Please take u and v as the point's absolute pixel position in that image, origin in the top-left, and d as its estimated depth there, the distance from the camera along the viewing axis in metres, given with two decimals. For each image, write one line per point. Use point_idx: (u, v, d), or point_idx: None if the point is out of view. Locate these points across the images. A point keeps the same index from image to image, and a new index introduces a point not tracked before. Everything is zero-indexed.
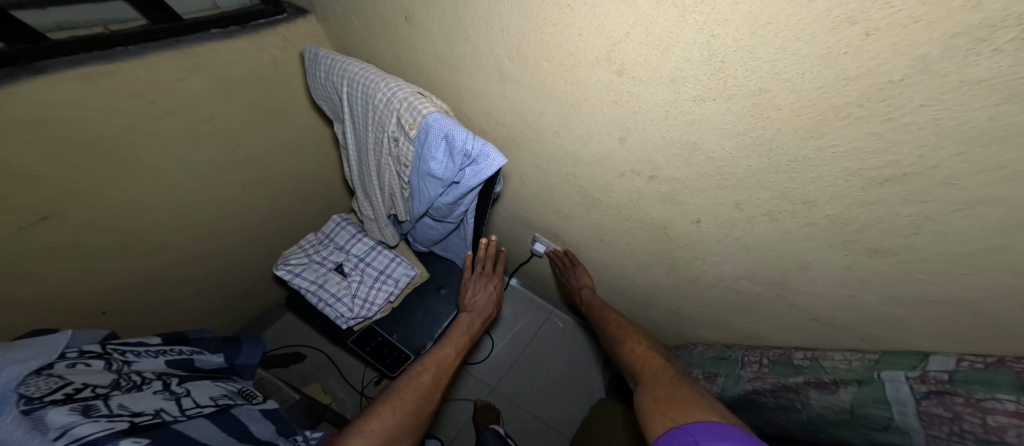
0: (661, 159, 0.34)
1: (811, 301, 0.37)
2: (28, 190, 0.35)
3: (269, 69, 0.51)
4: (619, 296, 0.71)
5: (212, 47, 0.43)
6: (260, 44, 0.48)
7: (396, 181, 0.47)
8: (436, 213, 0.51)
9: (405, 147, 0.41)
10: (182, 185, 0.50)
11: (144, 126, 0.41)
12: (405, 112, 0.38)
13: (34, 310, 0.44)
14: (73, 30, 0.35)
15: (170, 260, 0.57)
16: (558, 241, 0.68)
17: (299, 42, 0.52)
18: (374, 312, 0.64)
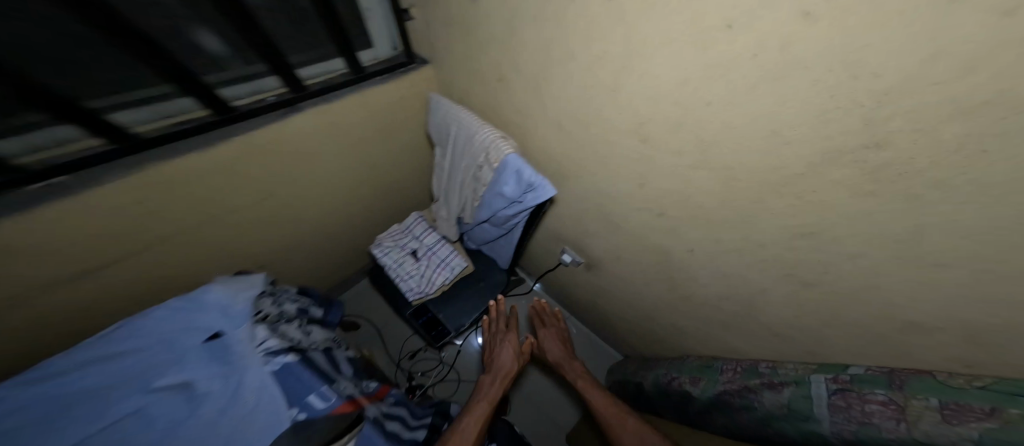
0: (668, 203, 0.49)
1: (773, 320, 0.50)
2: (261, 167, 0.60)
3: (396, 101, 0.72)
4: (628, 307, 0.84)
5: (373, 89, 0.66)
6: (396, 85, 0.69)
7: (473, 193, 0.65)
8: (494, 221, 0.68)
9: (487, 173, 0.59)
10: (325, 174, 0.72)
11: (324, 132, 0.64)
12: (493, 151, 0.56)
13: (233, 242, 0.67)
14: (317, 77, 0.63)
15: (301, 225, 0.79)
16: (584, 255, 0.83)
17: (418, 84, 0.73)
18: (432, 291, 0.83)
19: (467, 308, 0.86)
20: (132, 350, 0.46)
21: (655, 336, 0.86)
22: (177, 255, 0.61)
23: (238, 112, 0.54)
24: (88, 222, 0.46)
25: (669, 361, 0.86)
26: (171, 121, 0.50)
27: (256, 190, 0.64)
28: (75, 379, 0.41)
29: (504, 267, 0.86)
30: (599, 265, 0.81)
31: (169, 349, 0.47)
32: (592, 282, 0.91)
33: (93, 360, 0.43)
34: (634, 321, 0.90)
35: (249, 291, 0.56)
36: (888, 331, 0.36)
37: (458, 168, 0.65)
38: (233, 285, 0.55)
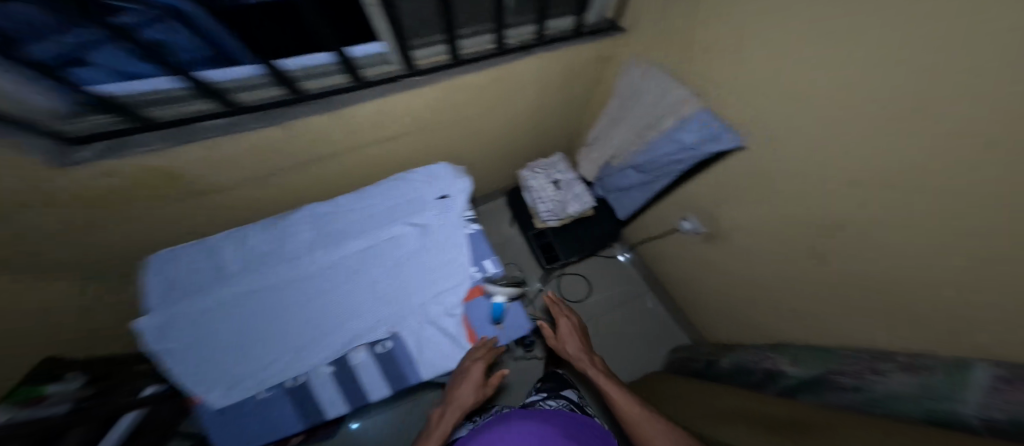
0: (834, 194, 0.54)
1: (909, 327, 0.52)
2: (479, 101, 0.81)
3: (587, 58, 0.82)
4: (743, 286, 0.91)
5: (572, 49, 0.76)
6: (595, 43, 0.78)
7: (636, 140, 0.71)
8: (647, 167, 0.71)
9: (664, 123, 0.61)
10: (511, 112, 0.92)
11: (526, 81, 0.81)
12: (683, 103, 0.59)
13: (447, 145, 0.94)
14: (552, 29, 0.75)
15: (489, 147, 1.04)
16: (709, 227, 0.91)
17: (612, 42, 0.81)
18: (560, 219, 0.98)
19: (578, 243, 1.03)
20: (403, 197, 0.77)
21: (757, 318, 0.92)
22: (430, 138, 0.88)
23: (512, 51, 0.72)
24: (397, 108, 0.72)
25: (762, 345, 0.92)
26: (477, 50, 0.70)
27: (483, 111, 0.86)
28: (348, 209, 0.75)
29: (623, 217, 0.95)
30: (724, 239, 0.88)
31: (419, 201, 0.77)
32: (708, 256, 0.99)
33: (365, 202, 0.76)
34: (738, 300, 0.96)
35: (468, 184, 0.79)
36: (999, 361, 0.39)
37: (630, 117, 0.72)
38: (451, 169, 0.82)
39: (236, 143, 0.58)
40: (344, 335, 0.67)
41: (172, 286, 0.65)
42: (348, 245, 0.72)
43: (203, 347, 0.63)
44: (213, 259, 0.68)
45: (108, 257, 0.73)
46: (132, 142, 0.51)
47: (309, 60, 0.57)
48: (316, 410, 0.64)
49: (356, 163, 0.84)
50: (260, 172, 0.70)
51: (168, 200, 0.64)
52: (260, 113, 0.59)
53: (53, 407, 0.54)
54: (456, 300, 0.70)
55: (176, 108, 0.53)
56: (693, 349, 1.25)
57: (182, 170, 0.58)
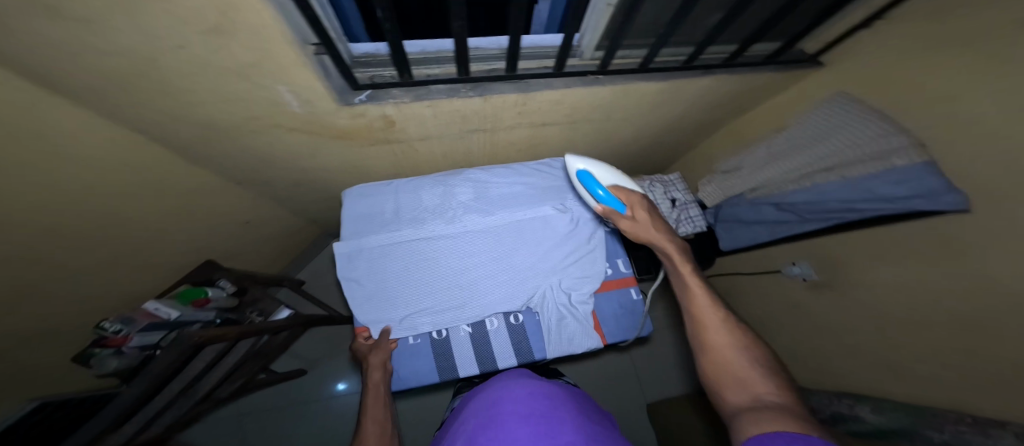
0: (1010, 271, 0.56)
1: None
2: (648, 110, 0.86)
3: (758, 85, 0.85)
4: (837, 335, 0.96)
5: (756, 75, 0.80)
6: (777, 72, 0.81)
7: (805, 177, 0.71)
8: (800, 206, 0.71)
9: (863, 168, 0.60)
10: (660, 126, 0.97)
11: (690, 103, 0.87)
12: (894, 153, 0.58)
13: (589, 143, 1.02)
14: (753, 54, 0.78)
15: (618, 153, 1.12)
16: (821, 275, 0.97)
17: (794, 71, 0.83)
18: (668, 234, 0.97)
19: (671, 262, 1.07)
20: (551, 181, 0.83)
21: (838, 368, 0.98)
22: (576, 133, 0.94)
23: (693, 70, 0.73)
24: (584, 99, 0.76)
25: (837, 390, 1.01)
26: (663, 61, 0.73)
27: (637, 120, 0.91)
28: (501, 184, 0.82)
29: (726, 248, 0.94)
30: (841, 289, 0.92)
31: (564, 188, 0.83)
32: (806, 301, 1.04)
33: (521, 181, 0.83)
34: (830, 346, 0.99)
35: (612, 184, 0.84)
36: None
37: (806, 154, 0.72)
38: (592, 167, 0.86)
39: (451, 104, 0.70)
40: (486, 302, 0.75)
41: (355, 221, 0.76)
42: (500, 217, 0.79)
43: (373, 281, 0.74)
44: (388, 203, 0.77)
45: (301, 181, 0.88)
46: (394, 92, 0.65)
47: (484, 43, 0.66)
48: (451, 365, 0.72)
49: (504, 141, 0.93)
50: (448, 131, 0.82)
51: (376, 143, 0.78)
52: (477, 83, 0.69)
53: (202, 314, 0.81)
54: (591, 289, 0.77)
55: (384, 72, 0.62)
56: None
57: (403, 120, 0.72)
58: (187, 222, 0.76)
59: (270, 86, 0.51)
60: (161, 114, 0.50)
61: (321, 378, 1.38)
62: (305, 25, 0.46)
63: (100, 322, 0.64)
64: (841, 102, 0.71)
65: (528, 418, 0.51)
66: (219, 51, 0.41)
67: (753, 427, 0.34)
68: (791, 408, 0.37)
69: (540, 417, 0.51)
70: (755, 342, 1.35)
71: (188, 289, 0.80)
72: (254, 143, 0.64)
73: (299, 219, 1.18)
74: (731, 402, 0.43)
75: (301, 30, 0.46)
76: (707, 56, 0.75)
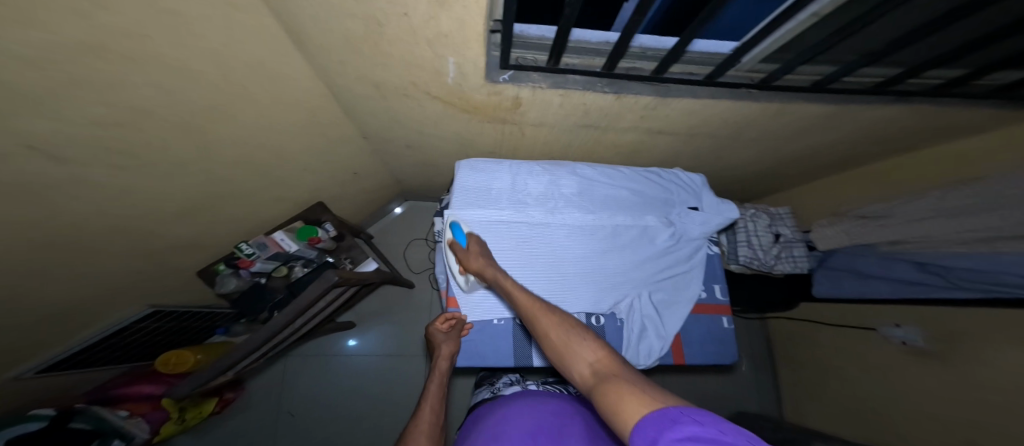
0: None
1: None
2: (777, 135, 0.80)
3: (917, 124, 0.76)
4: (932, 416, 0.88)
5: (921, 113, 0.71)
6: (951, 114, 0.71)
7: (978, 239, 0.62)
8: (966, 274, 0.65)
9: None
10: (777, 153, 0.91)
11: (825, 133, 0.79)
12: None
13: (691, 159, 0.98)
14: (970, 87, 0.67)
15: (715, 174, 1.06)
16: (934, 349, 0.88)
17: (978, 116, 0.72)
18: (759, 268, 0.92)
19: (748, 298, 1.02)
20: (657, 192, 0.84)
21: None
22: (684, 146, 0.91)
23: (881, 96, 0.65)
24: (721, 113, 0.73)
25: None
26: (847, 82, 0.65)
27: (763, 143, 0.85)
28: (606, 187, 0.84)
29: (820, 295, 0.93)
30: (960, 366, 0.83)
31: (670, 201, 0.84)
32: (902, 371, 0.96)
33: (627, 186, 0.84)
34: (917, 424, 0.91)
35: (725, 207, 0.83)
36: None
37: (980, 213, 0.62)
38: (702, 186, 0.86)
39: (582, 96, 0.71)
40: (574, 297, 0.79)
41: (465, 193, 0.81)
42: (601, 217, 0.82)
43: None
44: (496, 182, 0.82)
45: (410, 145, 0.94)
46: (534, 76, 0.66)
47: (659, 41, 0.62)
48: (528, 354, 0.82)
49: (609, 141, 0.91)
50: (562, 121, 0.82)
51: (493, 121, 0.81)
52: (614, 79, 0.68)
53: (308, 253, 0.95)
54: (683, 310, 0.78)
55: (538, 57, 0.63)
56: (769, 422, 1.23)
57: (529, 105, 0.74)
58: (320, 165, 0.84)
59: (443, 57, 0.54)
60: (350, 68, 0.55)
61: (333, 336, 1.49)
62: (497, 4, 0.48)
63: (242, 243, 0.80)
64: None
65: (532, 435, 0.58)
66: (428, 21, 0.45)
67: (618, 403, 0.37)
68: (612, 367, 0.45)
69: (543, 436, 0.58)
70: (808, 398, 1.27)
71: (303, 227, 0.93)
72: (398, 105, 0.70)
73: (390, 177, 1.27)
74: (580, 377, 0.48)
75: (494, 7, 0.47)
76: (910, 83, 0.65)
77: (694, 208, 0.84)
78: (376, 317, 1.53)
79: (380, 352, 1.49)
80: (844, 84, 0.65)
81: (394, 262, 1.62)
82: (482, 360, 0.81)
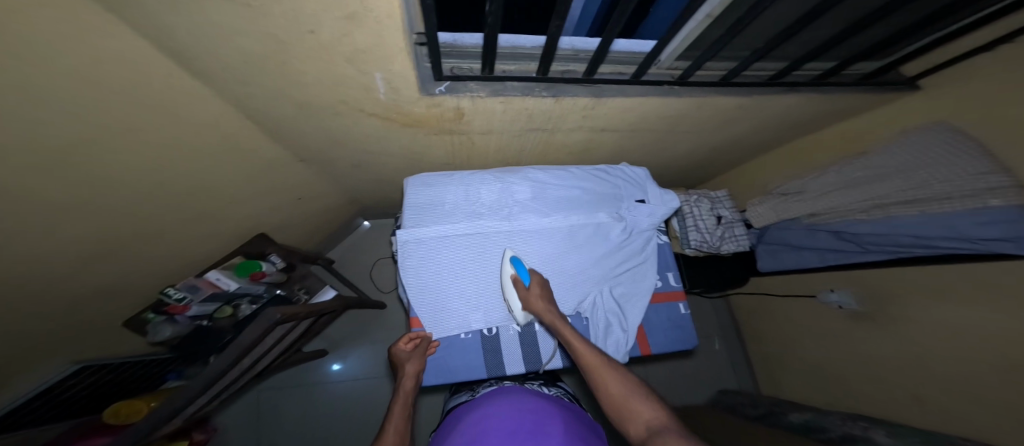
0: None
1: None
2: (708, 125, 0.87)
3: (820, 108, 0.85)
4: (872, 366, 0.98)
5: (820, 99, 0.80)
6: (843, 98, 0.81)
7: (878, 207, 0.72)
8: (867, 238, 0.74)
9: (949, 206, 0.62)
10: (711, 141, 0.98)
11: (747, 121, 0.87)
12: (988, 193, 0.58)
13: (638, 153, 1.03)
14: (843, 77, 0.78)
15: (662, 165, 1.12)
16: (862, 305, 1.00)
17: (864, 96, 0.82)
18: (709, 250, 0.98)
19: (706, 280, 1.08)
20: (607, 189, 0.88)
21: (877, 396, 0.98)
22: (631, 141, 0.94)
23: (779, 86, 0.73)
24: (655, 109, 0.77)
25: (855, 415, 0.96)
26: (747, 75, 0.72)
27: (698, 133, 0.91)
28: (558, 190, 0.87)
29: (762, 270, 0.98)
30: (886, 317, 0.93)
31: (620, 196, 0.88)
32: (840, 328, 1.07)
33: (578, 186, 0.87)
34: (860, 377, 1.02)
35: (668, 197, 0.89)
36: None
37: (878, 185, 0.73)
38: (646, 178, 0.91)
39: (523, 101, 0.70)
40: None
41: (416, 210, 0.84)
42: (555, 219, 0.84)
43: (428, 272, 0.82)
44: (448, 196, 0.85)
45: (358, 163, 0.90)
46: (471, 85, 0.64)
47: (580, 43, 0.65)
48: (499, 363, 0.83)
49: (558, 142, 0.93)
50: (509, 127, 0.82)
51: (439, 132, 0.79)
52: (551, 83, 0.69)
53: (253, 288, 0.90)
54: (644, 302, 0.81)
55: (470, 66, 0.63)
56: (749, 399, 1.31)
57: (473, 114, 0.73)
58: (254, 191, 0.78)
59: (368, 72, 0.51)
60: (264, 86, 0.51)
61: (306, 368, 1.38)
62: (412, 15, 0.46)
63: (169, 288, 0.72)
64: (937, 141, 0.71)
65: (513, 435, 0.57)
66: (341, 37, 0.42)
67: None
68: (670, 428, 0.52)
69: (525, 435, 0.57)
70: (772, 364, 1.38)
71: (243, 261, 0.87)
72: (333, 124, 0.67)
73: (341, 196, 1.20)
74: (635, 432, 0.55)
75: (410, 18, 0.46)
76: (798, 74, 0.75)
77: (641, 201, 0.88)
78: (349, 341, 1.45)
79: (358, 375, 1.40)
80: (747, 77, 0.73)
81: (362, 285, 1.55)
82: (454, 376, 0.79)
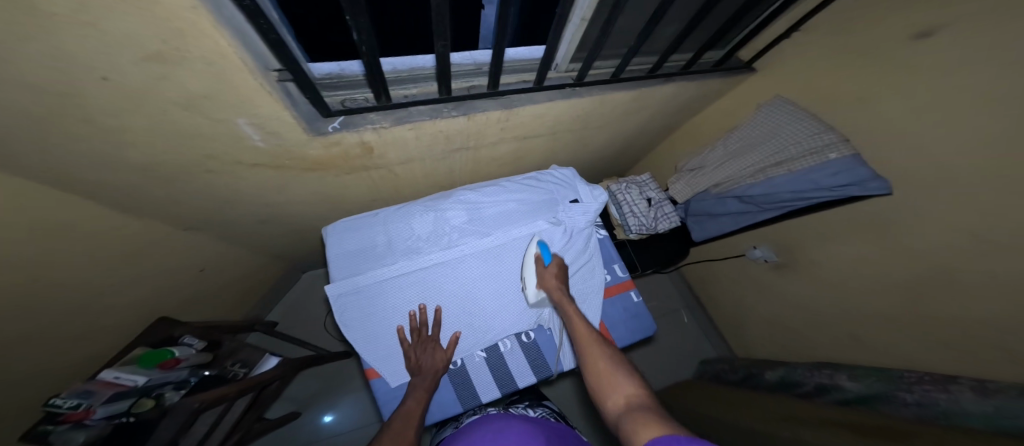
0: (943, 234, 0.71)
1: (980, 345, 0.71)
2: (616, 119, 0.94)
3: (703, 90, 0.97)
4: (804, 307, 1.11)
5: (698, 82, 0.90)
6: (716, 79, 0.94)
7: (758, 171, 0.84)
8: (759, 198, 0.84)
9: (807, 163, 0.76)
10: (625, 132, 1.05)
11: (647, 110, 0.95)
12: (827, 149, 0.75)
13: (564, 155, 1.07)
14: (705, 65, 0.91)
15: (590, 160, 1.18)
16: (780, 254, 1.13)
17: (731, 74, 0.96)
18: (650, 231, 1.06)
19: (656, 260, 1.14)
20: (541, 195, 0.89)
21: (815, 333, 1.10)
22: (556, 143, 0.97)
23: (658, 78, 0.82)
24: (566, 110, 0.80)
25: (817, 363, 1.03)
26: (632, 70, 0.80)
27: (610, 127, 0.98)
28: (493, 206, 0.86)
29: (697, 240, 1.02)
30: (800, 259, 1.07)
31: (555, 200, 0.90)
32: (770, 277, 1.20)
33: (513, 199, 0.88)
34: (799, 320, 1.14)
35: (597, 192, 0.93)
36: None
37: (755, 152, 0.87)
38: (573, 176, 0.94)
39: (434, 124, 0.68)
40: (497, 327, 0.81)
41: (346, 257, 0.77)
42: (496, 235, 0.83)
43: (373, 317, 0.76)
44: (379, 235, 0.79)
45: (264, 215, 0.79)
46: (371, 117, 0.60)
47: (466, 59, 0.65)
48: (472, 394, 0.78)
49: (487, 157, 0.93)
50: (430, 152, 0.79)
51: (354, 170, 0.73)
52: (459, 101, 0.68)
53: (174, 375, 0.72)
54: (599, 299, 0.82)
55: (356, 95, 0.57)
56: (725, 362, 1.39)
57: (384, 146, 0.68)
58: (117, 275, 0.64)
59: (227, 120, 0.42)
60: (88, 154, 0.41)
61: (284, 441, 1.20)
62: (265, 51, 0.37)
63: (52, 399, 0.55)
64: (778, 107, 0.88)
65: None
66: (163, 81, 0.32)
67: (642, 428, 0.43)
68: (649, 404, 0.49)
69: None
70: (729, 323, 1.49)
71: (148, 351, 0.69)
72: (213, 181, 0.58)
73: (259, 256, 1.06)
74: (614, 406, 0.52)
75: (261, 56, 0.37)
76: (670, 64, 0.84)
77: (574, 200, 0.91)
78: (323, 395, 1.28)
79: (346, 428, 1.24)
80: (632, 72, 0.81)
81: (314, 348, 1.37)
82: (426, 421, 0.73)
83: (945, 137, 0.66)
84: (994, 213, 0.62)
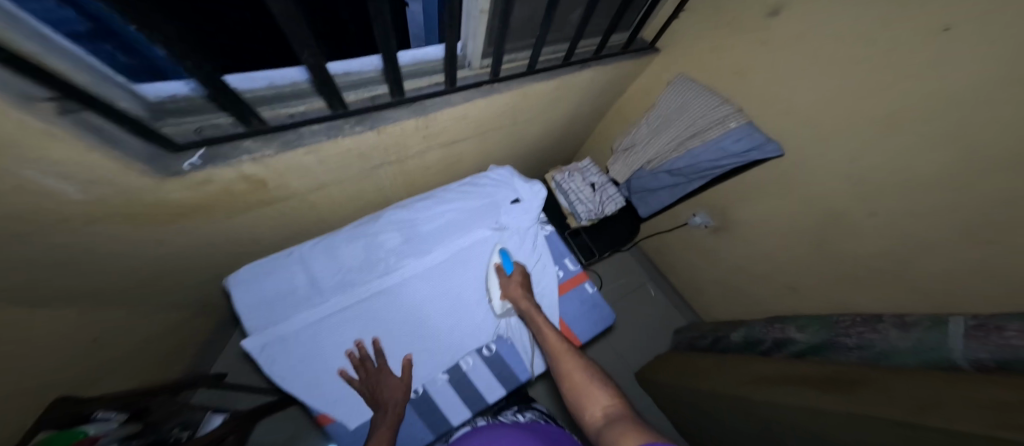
0: (844, 182, 0.78)
1: (886, 278, 0.80)
2: (541, 112, 0.92)
3: (620, 72, 0.98)
4: (746, 264, 1.18)
5: (612, 65, 0.92)
6: (630, 60, 0.96)
7: (678, 145, 0.88)
8: (685, 169, 0.88)
9: (716, 133, 0.81)
10: (556, 122, 1.05)
11: (571, 99, 0.95)
12: (729, 118, 0.80)
13: (499, 153, 1.04)
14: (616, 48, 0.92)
15: (527, 155, 1.16)
16: (717, 218, 1.20)
17: (642, 54, 0.99)
18: (599, 215, 1.07)
19: (610, 242, 1.16)
20: (479, 200, 0.85)
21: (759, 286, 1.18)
22: (488, 143, 0.94)
23: (574, 65, 0.81)
24: (487, 110, 0.76)
25: (771, 318, 1.11)
26: (545, 60, 0.79)
27: (537, 120, 0.96)
28: (429, 220, 0.80)
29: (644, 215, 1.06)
30: (734, 220, 1.14)
31: (494, 204, 0.86)
32: (712, 241, 1.27)
33: (449, 209, 0.82)
34: (745, 277, 1.22)
35: (537, 188, 0.90)
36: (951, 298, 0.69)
37: (672, 127, 0.90)
38: (510, 174, 0.91)
39: (338, 145, 0.60)
40: (456, 344, 0.75)
41: (264, 305, 0.67)
42: (437, 251, 0.77)
43: (307, 366, 0.66)
44: (300, 275, 0.70)
45: (144, 275, 0.67)
46: (246, 144, 0.52)
47: (353, 66, 0.57)
48: (441, 418, 0.71)
49: (415, 169, 0.86)
50: (342, 174, 0.71)
51: (250, 207, 0.64)
52: (360, 115, 0.60)
53: None
54: (554, 297, 0.81)
55: (218, 122, 0.49)
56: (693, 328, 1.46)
57: (279, 176, 0.59)
58: None
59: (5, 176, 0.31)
60: None
61: None
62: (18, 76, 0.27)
63: None
64: (683, 83, 0.91)
65: None
66: None
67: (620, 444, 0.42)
68: (625, 414, 0.49)
69: None
70: (689, 290, 1.57)
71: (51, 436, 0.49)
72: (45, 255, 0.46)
73: (170, 322, 0.91)
74: (592, 419, 0.51)
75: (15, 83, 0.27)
76: (580, 51, 0.84)
77: (515, 200, 0.88)
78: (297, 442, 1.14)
79: None
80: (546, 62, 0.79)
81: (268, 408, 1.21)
82: None
83: (824, 94, 0.72)
84: (875, 155, 0.69)
